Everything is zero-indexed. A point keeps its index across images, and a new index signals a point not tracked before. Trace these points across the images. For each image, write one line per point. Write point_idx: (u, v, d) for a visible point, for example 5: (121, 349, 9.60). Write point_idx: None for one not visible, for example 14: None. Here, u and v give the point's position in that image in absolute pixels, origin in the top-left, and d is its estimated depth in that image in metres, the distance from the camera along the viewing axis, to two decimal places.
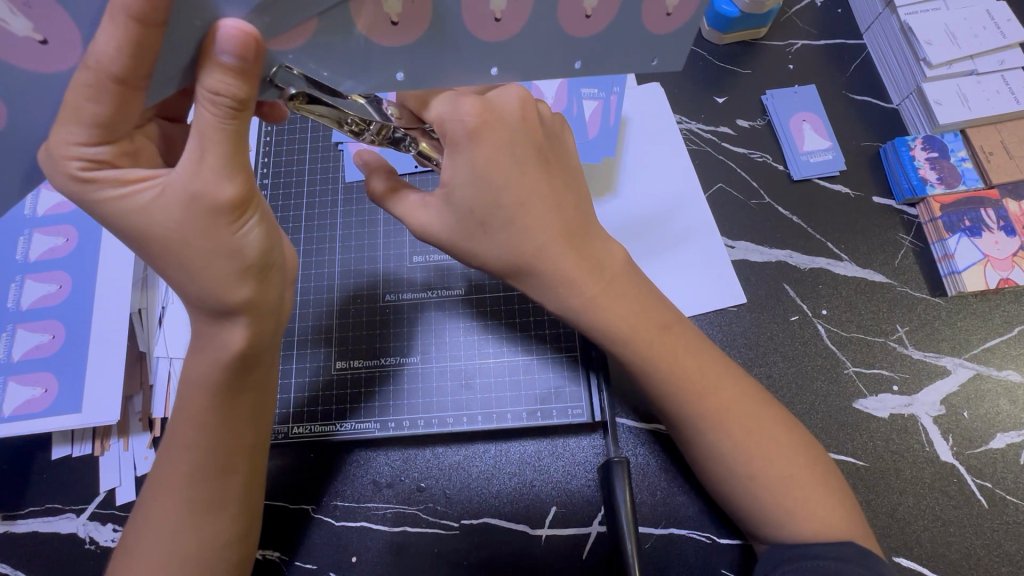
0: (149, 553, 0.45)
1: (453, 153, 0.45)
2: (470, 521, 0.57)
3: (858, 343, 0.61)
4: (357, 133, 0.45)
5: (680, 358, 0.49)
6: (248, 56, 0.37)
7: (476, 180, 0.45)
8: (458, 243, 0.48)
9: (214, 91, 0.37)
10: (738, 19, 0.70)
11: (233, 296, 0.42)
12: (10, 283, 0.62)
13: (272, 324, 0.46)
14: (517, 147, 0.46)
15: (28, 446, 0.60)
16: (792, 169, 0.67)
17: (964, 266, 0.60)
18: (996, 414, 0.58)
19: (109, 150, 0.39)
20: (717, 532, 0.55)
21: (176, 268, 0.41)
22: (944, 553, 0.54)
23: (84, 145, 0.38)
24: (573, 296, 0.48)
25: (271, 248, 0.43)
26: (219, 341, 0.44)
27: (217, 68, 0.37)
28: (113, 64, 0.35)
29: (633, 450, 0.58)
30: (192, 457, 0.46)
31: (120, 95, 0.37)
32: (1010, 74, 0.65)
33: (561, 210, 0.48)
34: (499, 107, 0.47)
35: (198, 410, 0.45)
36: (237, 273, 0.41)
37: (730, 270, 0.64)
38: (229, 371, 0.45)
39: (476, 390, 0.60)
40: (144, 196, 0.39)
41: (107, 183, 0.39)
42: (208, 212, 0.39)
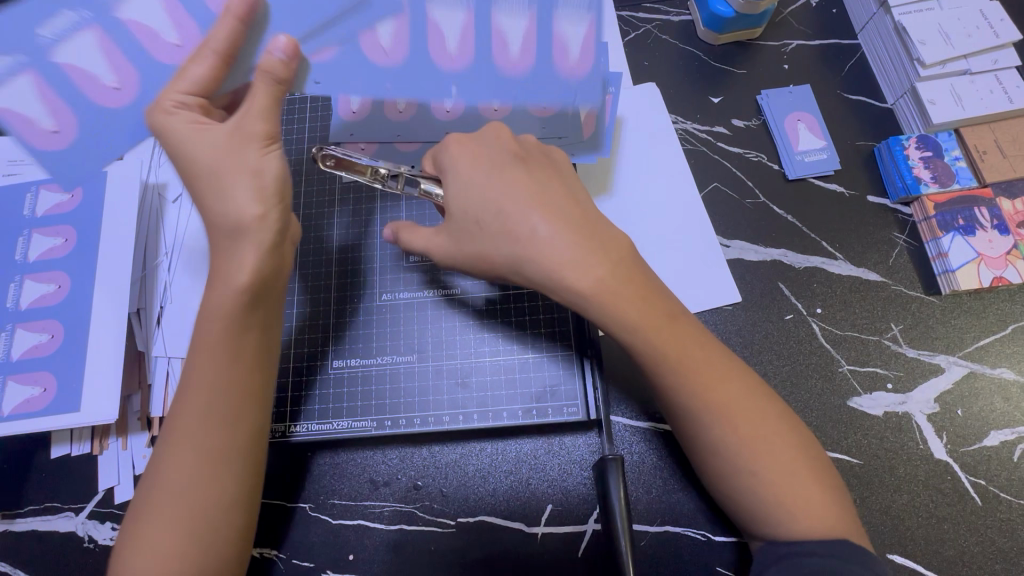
0: (160, 514, 0.44)
1: (445, 173, 0.53)
2: (467, 519, 0.57)
3: (852, 341, 0.61)
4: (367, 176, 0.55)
5: (686, 350, 0.48)
6: (294, 53, 0.49)
7: (463, 186, 0.51)
8: (462, 249, 0.52)
9: (263, 66, 0.48)
10: (733, 20, 0.70)
11: (247, 211, 0.47)
12: (10, 283, 0.62)
13: (280, 258, 0.49)
14: (494, 157, 0.53)
15: (27, 445, 0.61)
16: (786, 168, 0.67)
17: (957, 265, 0.61)
18: (990, 412, 0.58)
19: (195, 103, 0.49)
20: (712, 530, 0.55)
21: (211, 193, 0.48)
22: (938, 550, 0.54)
23: (179, 96, 0.48)
24: (579, 280, 0.47)
25: (287, 183, 0.49)
26: (229, 275, 0.47)
27: (268, 58, 0.48)
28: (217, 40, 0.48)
29: (629, 448, 0.59)
30: (205, 400, 0.46)
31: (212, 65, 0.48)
32: (1004, 74, 0.66)
33: (549, 200, 0.50)
34: (477, 135, 0.55)
35: (212, 340, 0.47)
36: (256, 195, 0.47)
37: (725, 269, 0.64)
38: (241, 304, 0.47)
39: (472, 389, 0.60)
40: (199, 131, 0.48)
41: (178, 121, 0.48)
42: (245, 139, 0.48)
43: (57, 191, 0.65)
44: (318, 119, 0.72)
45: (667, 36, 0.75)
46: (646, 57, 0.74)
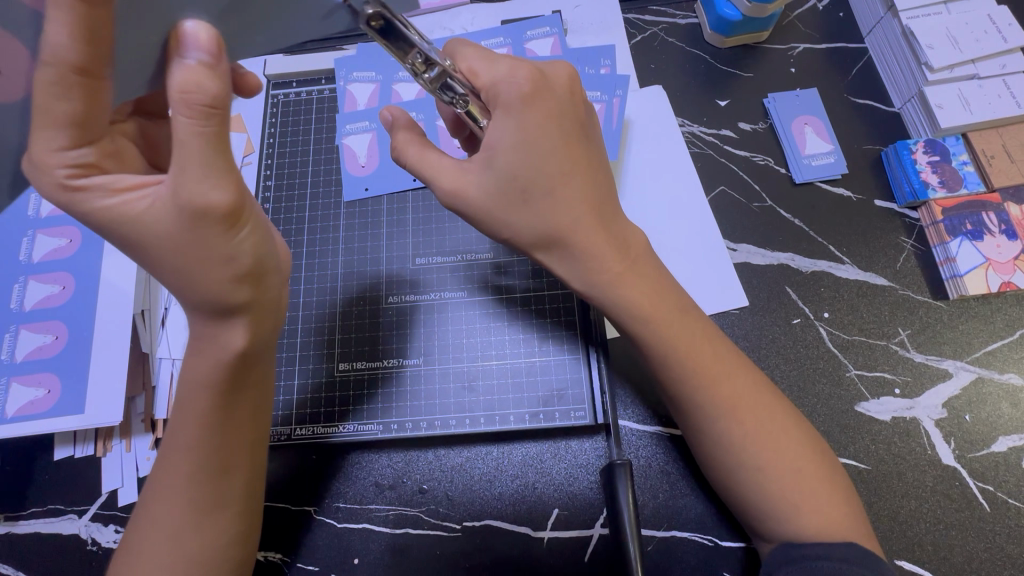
0: (144, 556, 0.45)
1: (502, 115, 0.45)
2: (472, 524, 0.57)
3: (859, 346, 0.61)
4: (415, 74, 0.44)
5: (695, 349, 0.48)
6: (217, 53, 0.37)
7: (522, 145, 0.45)
8: (492, 211, 0.47)
9: (186, 90, 0.36)
10: (740, 23, 0.70)
11: (235, 298, 0.42)
12: (14, 284, 0.62)
13: (271, 319, 0.46)
14: (564, 118, 0.47)
15: (29, 447, 0.60)
16: (793, 172, 0.67)
17: (965, 270, 0.60)
18: (998, 418, 0.58)
19: (90, 152, 0.40)
20: (719, 535, 0.55)
21: (175, 277, 0.41)
22: (946, 557, 0.54)
23: (66, 151, 0.39)
24: (597, 270, 0.48)
25: (265, 253, 0.43)
26: (219, 341, 0.44)
27: (184, 68, 0.36)
28: (68, 52, 0.34)
29: (637, 451, 0.58)
30: (183, 460, 0.45)
31: (86, 89, 0.36)
32: (1012, 79, 0.66)
33: (597, 185, 0.48)
34: (550, 79, 0.47)
35: (201, 409, 0.45)
36: (232, 279, 0.41)
37: (732, 272, 0.64)
38: (229, 372, 0.45)
39: (479, 392, 0.60)
40: (134, 205, 0.40)
41: (93, 190, 0.40)
42: (199, 219, 0.38)
43: None
44: (323, 121, 0.71)
45: (673, 39, 0.74)
46: (653, 60, 0.74)
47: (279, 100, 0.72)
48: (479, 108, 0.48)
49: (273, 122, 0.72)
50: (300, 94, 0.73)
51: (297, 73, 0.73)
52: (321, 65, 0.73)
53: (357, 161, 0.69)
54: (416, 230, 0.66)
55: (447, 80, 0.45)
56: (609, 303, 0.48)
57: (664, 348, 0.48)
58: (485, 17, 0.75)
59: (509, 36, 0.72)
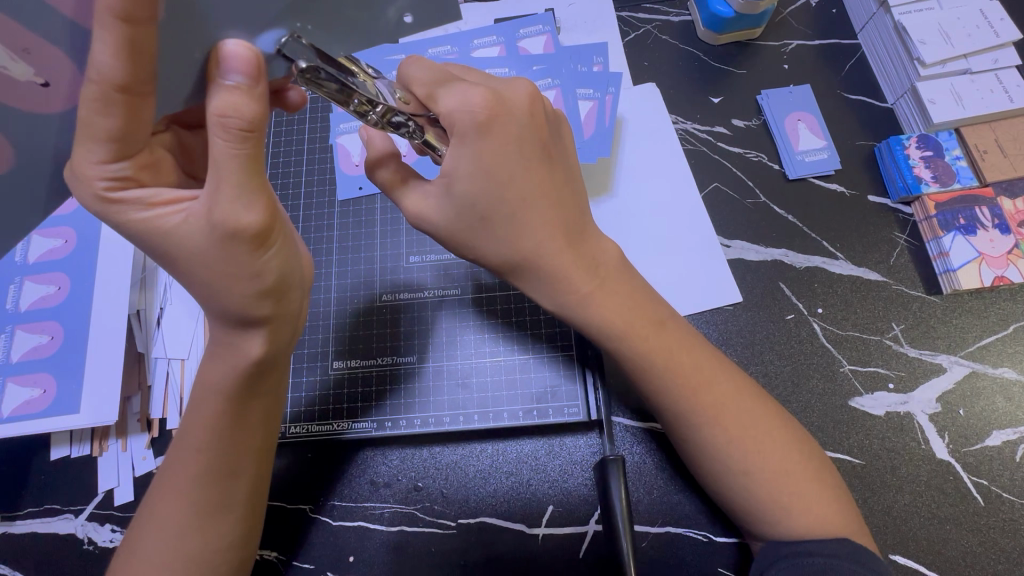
0: (150, 555, 0.45)
1: (458, 145, 0.44)
2: (468, 520, 0.57)
3: (854, 342, 0.61)
4: (360, 114, 0.42)
5: (674, 355, 0.49)
6: (256, 75, 0.37)
7: (480, 172, 0.45)
8: (456, 234, 0.48)
9: (223, 112, 0.36)
10: (733, 20, 0.70)
11: (257, 312, 0.43)
12: (9, 285, 0.62)
13: (290, 329, 0.47)
14: (524, 143, 0.46)
15: (26, 446, 0.61)
16: (787, 169, 0.67)
17: (958, 265, 0.61)
18: (992, 412, 0.58)
19: (129, 166, 0.40)
20: (713, 531, 0.55)
21: (202, 287, 0.41)
22: (940, 551, 0.54)
23: (105, 164, 0.39)
24: (570, 291, 0.48)
25: (290, 271, 0.43)
26: (240, 348, 0.45)
27: (223, 91, 0.36)
28: (112, 72, 0.34)
29: (630, 448, 0.58)
30: (196, 459, 0.45)
31: (128, 106, 0.36)
32: (1004, 73, 0.66)
33: (563, 205, 0.48)
34: (509, 102, 0.46)
35: (210, 412, 0.45)
36: (255, 295, 0.42)
37: (726, 269, 0.64)
38: (245, 378, 0.45)
39: (473, 390, 0.60)
40: (169, 219, 0.40)
41: (129, 203, 0.40)
42: (230, 238, 0.38)
43: None
44: (318, 120, 0.72)
45: (667, 37, 0.75)
46: (646, 57, 0.74)
47: None
48: (436, 135, 0.47)
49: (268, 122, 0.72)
50: None
51: None
52: None
53: (351, 160, 0.69)
54: (409, 229, 0.66)
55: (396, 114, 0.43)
56: (603, 300, 0.48)
57: (640, 361, 0.49)
58: (479, 16, 0.76)
59: (502, 35, 0.72)
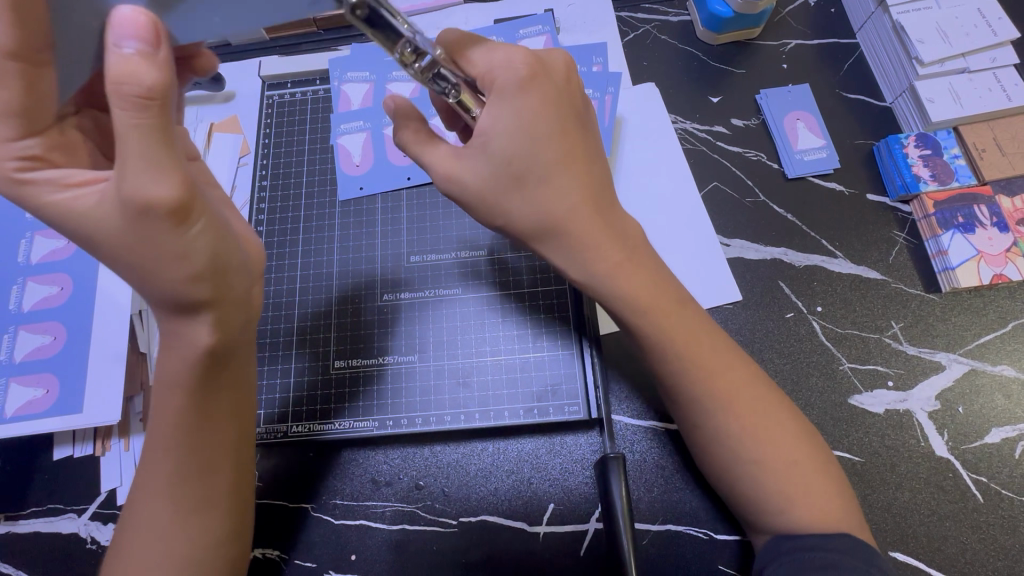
0: (138, 556, 0.45)
1: (497, 102, 0.46)
2: (468, 519, 0.57)
3: (853, 339, 0.61)
4: (404, 64, 0.41)
5: (693, 336, 0.49)
6: (156, 41, 0.37)
7: (518, 130, 0.45)
8: (488, 198, 0.47)
9: (118, 82, 0.36)
10: (732, 20, 0.70)
11: (194, 296, 0.41)
12: (12, 285, 0.62)
13: (240, 315, 0.45)
14: (560, 106, 0.47)
15: (29, 446, 0.61)
16: (786, 168, 0.68)
17: (957, 263, 0.61)
18: (992, 409, 0.58)
19: (38, 144, 0.41)
20: (715, 528, 0.55)
21: (132, 274, 0.40)
22: (940, 548, 0.54)
23: (13, 142, 0.40)
24: (598, 261, 0.47)
25: (223, 251, 0.41)
26: (187, 338, 0.44)
27: (119, 57, 0.37)
28: (2, 40, 0.36)
29: (631, 446, 0.59)
30: (166, 455, 0.45)
31: (45, 79, 0.37)
32: (1002, 72, 0.66)
33: (592, 174, 0.48)
34: (547, 63, 0.48)
35: (174, 408, 0.45)
36: (188, 279, 0.40)
37: (726, 268, 0.64)
38: (199, 368, 0.44)
39: (473, 389, 0.60)
40: (81, 200, 0.40)
41: (41, 184, 0.41)
42: (142, 214, 0.37)
43: None
44: (319, 121, 0.72)
45: (666, 37, 0.75)
46: (645, 57, 0.74)
47: (274, 101, 0.73)
48: (470, 97, 0.47)
49: (269, 122, 0.72)
50: (295, 95, 0.73)
51: (292, 73, 0.74)
52: (315, 64, 0.74)
53: (352, 160, 0.70)
54: (410, 229, 0.67)
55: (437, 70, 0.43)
56: (605, 299, 0.48)
57: (659, 337, 0.48)
58: (479, 17, 0.76)
59: (501, 36, 0.73)
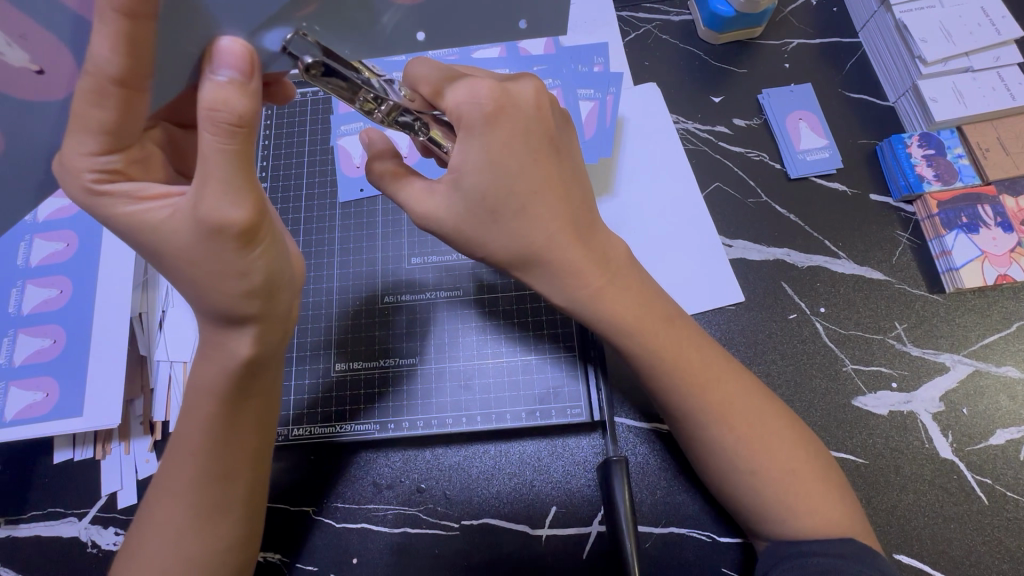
0: (152, 561, 0.45)
1: (465, 138, 0.44)
2: (471, 521, 0.57)
3: (856, 341, 0.61)
4: (366, 111, 0.42)
5: (682, 354, 0.49)
6: (248, 70, 0.37)
7: (488, 165, 0.44)
8: (464, 230, 0.47)
9: (214, 107, 0.36)
10: (734, 19, 0.70)
11: (246, 310, 0.42)
12: (12, 288, 0.62)
13: (281, 330, 0.46)
14: (531, 136, 0.46)
15: (30, 450, 0.61)
16: (789, 168, 0.67)
17: (961, 263, 0.60)
18: (996, 411, 0.58)
19: (119, 160, 0.40)
20: (718, 531, 0.55)
21: (189, 285, 0.41)
22: (945, 550, 0.54)
23: (95, 156, 0.39)
24: (578, 288, 0.48)
25: (279, 270, 0.42)
26: (227, 349, 0.44)
27: (214, 85, 0.36)
28: (107, 65, 0.35)
29: (633, 448, 0.58)
30: (192, 462, 0.45)
31: (125, 99, 0.36)
32: (1005, 71, 0.66)
33: (568, 200, 0.47)
34: (515, 95, 0.45)
35: (204, 415, 0.45)
36: (244, 295, 0.41)
37: (728, 269, 0.64)
38: (236, 380, 0.45)
39: (475, 391, 0.60)
40: (154, 214, 0.40)
41: (118, 196, 0.40)
42: (215, 235, 0.38)
43: (59, 197, 0.65)
44: (319, 122, 0.72)
45: (668, 36, 0.74)
46: (646, 58, 0.74)
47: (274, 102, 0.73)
48: (442, 132, 0.46)
49: (269, 123, 0.72)
50: (295, 96, 0.73)
51: (291, 73, 0.73)
52: None
53: (352, 161, 0.69)
54: (411, 231, 0.67)
55: (401, 111, 0.43)
56: (606, 303, 0.48)
57: (648, 351, 0.48)
58: None
59: None
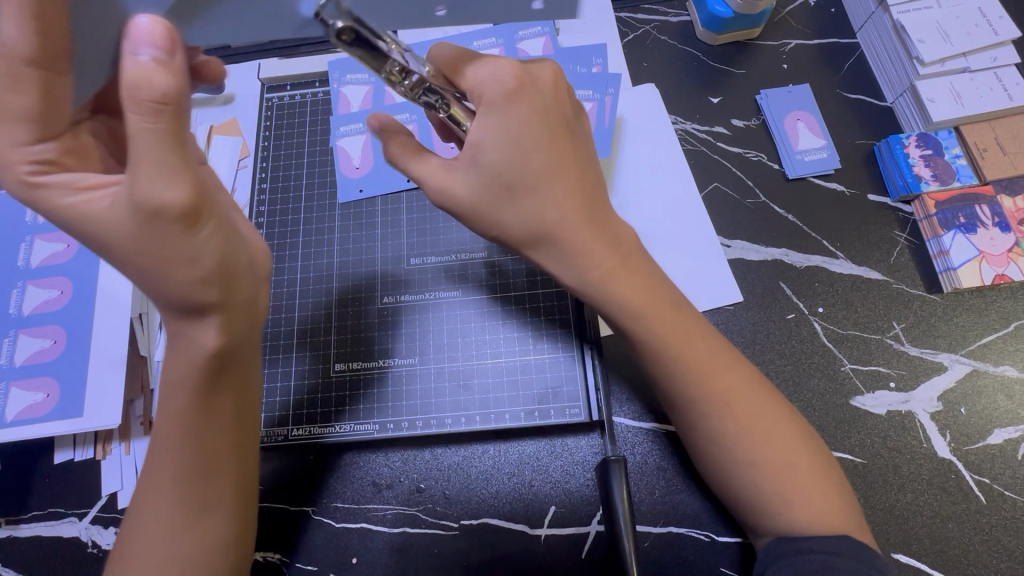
0: (142, 561, 0.45)
1: (486, 113, 0.45)
2: (470, 521, 0.57)
3: (854, 340, 0.61)
4: (391, 83, 0.43)
5: (687, 340, 0.49)
6: (172, 48, 0.37)
7: (508, 141, 0.44)
8: (480, 208, 0.46)
9: (135, 86, 0.36)
10: (732, 20, 0.70)
11: (205, 299, 0.41)
12: (12, 289, 0.62)
13: (247, 321, 0.45)
14: (549, 116, 0.46)
15: (30, 450, 0.61)
16: (787, 168, 0.67)
17: (959, 263, 0.61)
18: (994, 410, 0.58)
19: (52, 148, 0.40)
20: (716, 530, 0.55)
21: (140, 275, 0.40)
22: (943, 549, 0.54)
23: (28, 147, 0.39)
24: (590, 269, 0.47)
25: (232, 255, 0.41)
26: (194, 341, 0.43)
27: (136, 64, 0.36)
28: (22, 45, 0.34)
29: (632, 448, 0.58)
30: (171, 459, 0.45)
31: (42, 82, 0.36)
32: (1003, 71, 0.66)
33: (584, 181, 0.48)
34: (535, 77, 0.47)
35: (176, 410, 0.45)
36: (199, 280, 0.40)
37: (726, 269, 0.64)
38: (205, 372, 0.44)
39: (474, 391, 0.60)
40: (92, 204, 0.39)
41: (55, 188, 0.39)
42: (154, 217, 0.37)
43: None
44: (319, 123, 0.72)
45: (666, 37, 0.75)
46: (645, 58, 0.74)
47: (273, 103, 0.73)
48: (463, 112, 0.47)
49: (268, 124, 0.72)
50: (295, 97, 0.73)
51: (291, 74, 0.74)
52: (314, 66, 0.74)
53: (351, 162, 0.69)
54: (410, 231, 0.67)
55: (425, 87, 0.44)
56: (604, 304, 0.48)
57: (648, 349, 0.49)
58: None
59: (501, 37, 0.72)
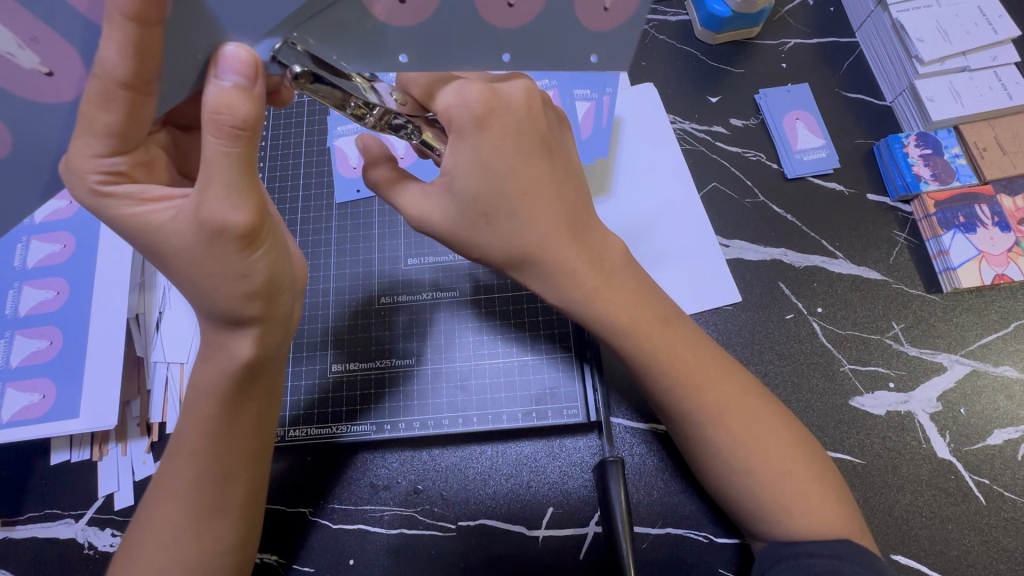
0: (148, 561, 0.45)
1: (456, 141, 0.44)
2: (467, 522, 0.57)
3: (853, 340, 0.61)
4: (359, 117, 0.43)
5: (678, 353, 0.49)
6: (254, 76, 0.37)
7: (479, 168, 0.44)
8: (459, 233, 0.47)
9: (218, 110, 0.36)
10: (731, 19, 0.70)
11: (245, 312, 0.42)
12: (8, 290, 0.62)
13: (281, 332, 0.46)
14: (522, 137, 0.45)
15: (26, 451, 0.61)
16: (786, 168, 0.67)
17: (959, 263, 0.60)
18: (994, 411, 0.58)
19: (124, 161, 0.40)
20: (714, 532, 0.55)
21: (190, 287, 0.41)
22: (942, 551, 0.54)
23: (101, 158, 0.39)
24: (574, 289, 0.48)
25: (280, 272, 0.42)
26: (228, 350, 0.44)
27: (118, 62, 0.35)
28: (118, 70, 0.35)
29: (630, 449, 0.58)
30: (191, 463, 0.45)
31: (130, 102, 0.37)
32: (1003, 70, 0.66)
33: (563, 199, 0.47)
34: (504, 95, 0.45)
35: (203, 416, 0.45)
36: (244, 296, 0.41)
37: (725, 269, 0.64)
38: (236, 381, 0.45)
39: (472, 392, 0.60)
40: (158, 216, 0.40)
41: (121, 199, 0.40)
42: (214, 237, 0.38)
43: (57, 198, 0.65)
44: (316, 122, 0.72)
45: (665, 37, 0.74)
46: (644, 58, 0.74)
47: None
48: (435, 135, 0.47)
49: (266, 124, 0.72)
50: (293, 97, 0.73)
51: None
52: None
53: (348, 162, 0.69)
54: (407, 231, 0.66)
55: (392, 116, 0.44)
56: (601, 305, 0.48)
57: (646, 350, 0.48)
58: None
59: None
